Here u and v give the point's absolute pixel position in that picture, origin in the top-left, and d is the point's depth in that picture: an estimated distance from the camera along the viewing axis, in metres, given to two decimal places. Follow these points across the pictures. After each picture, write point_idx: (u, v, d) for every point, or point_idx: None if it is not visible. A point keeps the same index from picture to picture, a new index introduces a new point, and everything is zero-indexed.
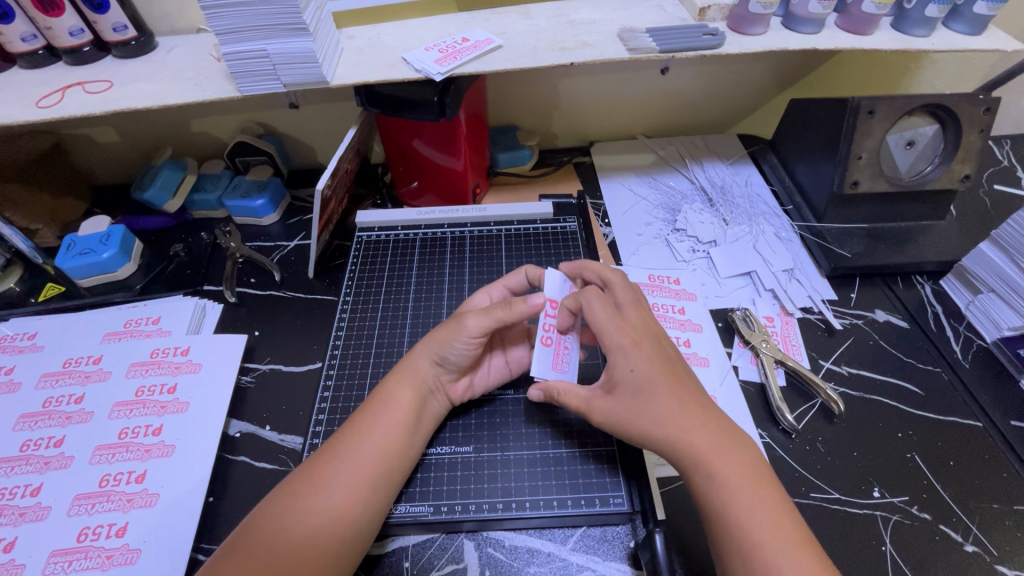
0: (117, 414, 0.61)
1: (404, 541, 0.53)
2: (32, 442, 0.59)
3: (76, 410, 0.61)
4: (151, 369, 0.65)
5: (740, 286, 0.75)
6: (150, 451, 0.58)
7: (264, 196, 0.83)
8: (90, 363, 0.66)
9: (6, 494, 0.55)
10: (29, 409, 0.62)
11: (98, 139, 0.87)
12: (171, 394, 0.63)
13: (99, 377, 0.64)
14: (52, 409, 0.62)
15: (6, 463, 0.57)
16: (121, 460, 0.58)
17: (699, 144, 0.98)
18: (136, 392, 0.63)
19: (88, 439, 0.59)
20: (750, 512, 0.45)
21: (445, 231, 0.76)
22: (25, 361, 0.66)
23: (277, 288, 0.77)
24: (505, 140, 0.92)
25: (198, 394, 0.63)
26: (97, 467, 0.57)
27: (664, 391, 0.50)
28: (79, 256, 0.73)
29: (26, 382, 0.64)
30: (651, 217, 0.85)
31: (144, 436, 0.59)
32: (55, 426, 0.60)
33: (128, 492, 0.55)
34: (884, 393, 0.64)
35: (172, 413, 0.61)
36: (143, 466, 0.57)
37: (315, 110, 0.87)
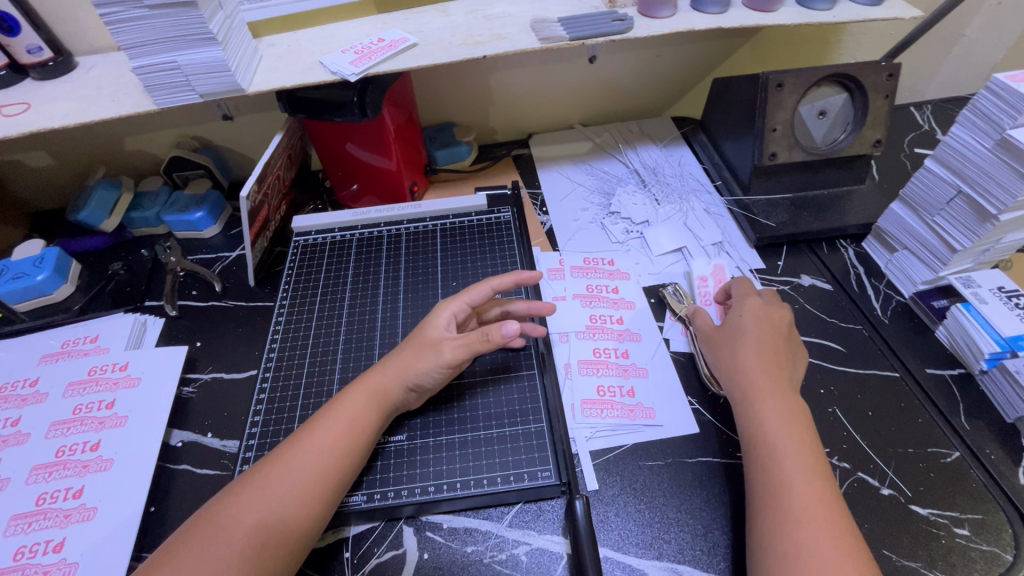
0: (54, 434, 0.61)
1: (343, 532, 0.54)
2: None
3: (12, 433, 0.61)
4: (89, 386, 0.65)
5: (672, 262, 0.77)
6: (88, 467, 0.59)
7: (202, 208, 0.84)
8: (27, 386, 0.65)
9: None
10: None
11: (30, 164, 0.87)
12: (109, 409, 0.63)
13: (36, 399, 0.64)
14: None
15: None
16: (59, 478, 0.58)
17: (634, 129, 1.00)
18: (73, 410, 0.63)
19: (24, 461, 0.59)
20: (780, 436, 0.50)
21: (382, 229, 0.77)
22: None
23: (219, 299, 0.77)
24: (442, 137, 0.93)
25: (137, 407, 0.63)
26: (34, 486, 0.57)
27: (763, 338, 0.57)
28: (14, 280, 0.73)
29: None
30: (587, 202, 0.87)
31: (82, 453, 0.60)
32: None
33: (65, 508, 0.56)
34: (808, 352, 0.66)
35: (110, 428, 0.62)
36: (81, 482, 0.57)
37: (249, 120, 0.88)
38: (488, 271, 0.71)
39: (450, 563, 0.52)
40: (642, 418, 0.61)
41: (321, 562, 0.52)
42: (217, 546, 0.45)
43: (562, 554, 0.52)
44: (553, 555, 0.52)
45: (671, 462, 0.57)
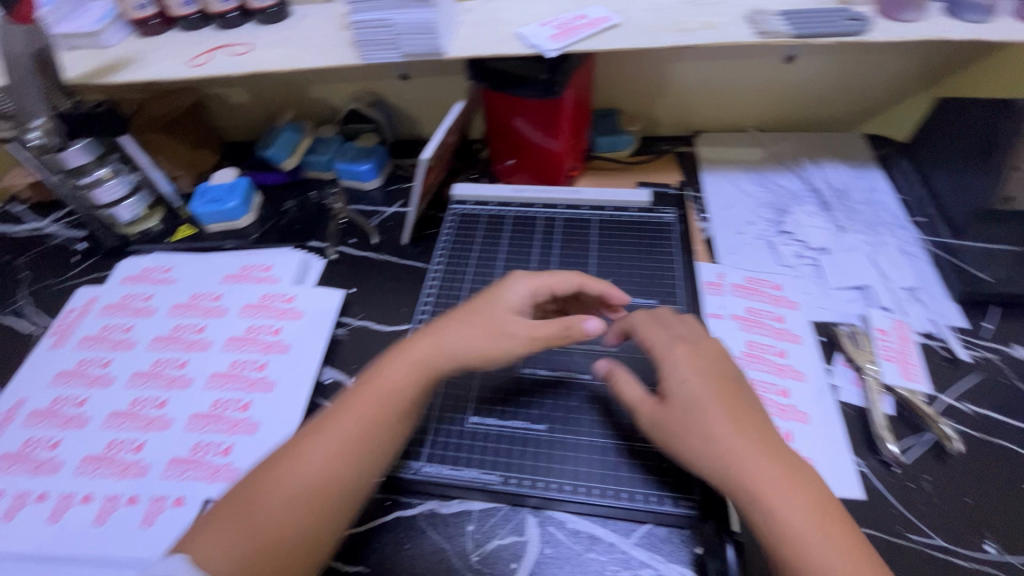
0: (231, 348, 0.68)
1: (470, 504, 0.55)
2: (161, 360, 0.67)
3: (198, 339, 0.69)
4: (260, 311, 0.71)
5: (850, 300, 0.68)
6: (254, 385, 0.64)
7: (369, 161, 0.88)
8: (211, 300, 0.73)
9: (141, 402, 0.63)
10: (161, 333, 0.70)
11: (232, 99, 0.96)
12: (276, 336, 0.69)
13: (219, 313, 0.72)
14: (179, 335, 0.70)
15: (141, 376, 0.66)
16: (231, 389, 0.64)
17: (819, 141, 0.89)
18: (247, 330, 0.69)
19: (205, 367, 0.66)
20: (819, 550, 0.42)
21: (538, 211, 0.76)
22: (162, 290, 0.75)
23: (373, 250, 0.81)
24: (606, 123, 0.89)
25: (299, 339, 0.68)
26: (211, 391, 0.64)
27: (714, 420, 0.47)
28: (209, 203, 0.81)
29: (161, 309, 0.73)
30: (755, 215, 0.79)
31: (251, 371, 0.65)
32: (180, 350, 0.68)
33: (235, 418, 0.62)
34: (1015, 440, 0.56)
35: (275, 353, 0.67)
36: (248, 397, 0.63)
37: (424, 82, 0.90)
38: (642, 272, 0.67)
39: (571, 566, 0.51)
40: None
41: (447, 528, 0.54)
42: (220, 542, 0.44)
43: None
44: None
45: None
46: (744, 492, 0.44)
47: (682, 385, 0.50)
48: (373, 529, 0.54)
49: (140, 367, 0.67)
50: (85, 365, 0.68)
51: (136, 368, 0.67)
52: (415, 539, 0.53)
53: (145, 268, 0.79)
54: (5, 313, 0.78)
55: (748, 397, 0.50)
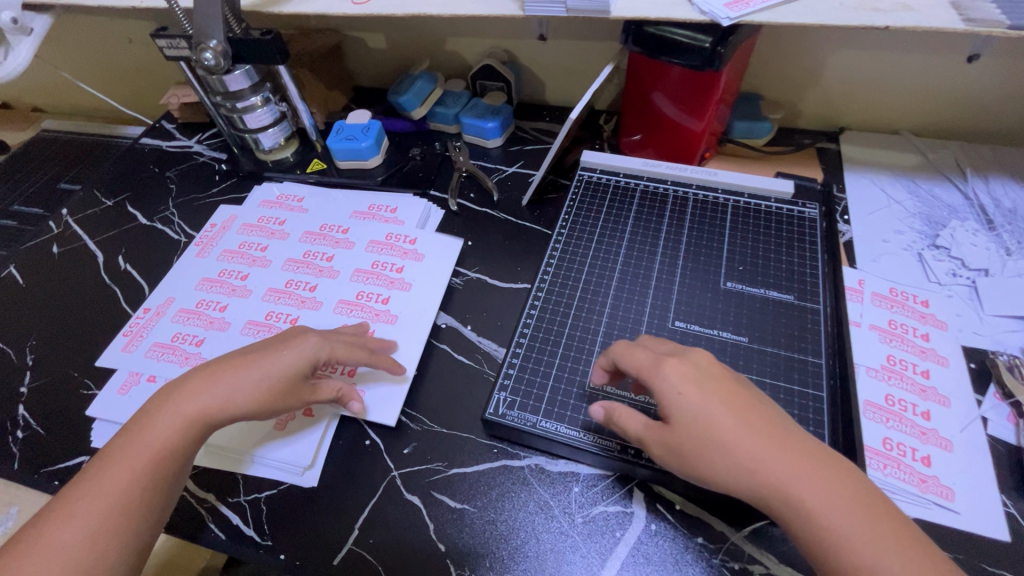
0: (357, 278, 0.71)
1: (578, 468, 0.55)
2: (294, 281, 0.72)
3: (327, 266, 0.73)
4: (384, 249, 0.74)
5: (1009, 330, 0.62)
6: (394, 283, 0.70)
7: (496, 119, 0.88)
8: (339, 230, 0.77)
9: (275, 316, 0.68)
10: (294, 256, 0.75)
11: (369, 44, 0.98)
12: (399, 274, 0.71)
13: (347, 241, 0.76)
14: (310, 260, 0.74)
15: (275, 292, 0.71)
16: (357, 316, 0.67)
17: (986, 154, 0.80)
18: (372, 264, 0.72)
19: (334, 292, 0.70)
20: (862, 542, 0.40)
21: (669, 187, 0.74)
22: (295, 215, 0.80)
23: (492, 207, 0.82)
24: (746, 108, 0.85)
25: (420, 278, 0.71)
26: (338, 316, 0.67)
27: (734, 433, 0.44)
28: (345, 140, 0.84)
29: (294, 233, 0.77)
30: (904, 225, 0.73)
31: (390, 271, 0.72)
32: (310, 274, 0.72)
33: (377, 308, 0.68)
34: None
35: (397, 289, 0.70)
36: (373, 325, 0.66)
37: (561, 45, 0.88)
38: (780, 266, 0.64)
39: (677, 547, 0.50)
40: (936, 495, 0.51)
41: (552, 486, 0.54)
42: (134, 452, 0.49)
43: None
44: None
45: (963, 560, 0.48)
46: (796, 497, 0.42)
47: (679, 399, 0.46)
48: (480, 473, 0.56)
49: (275, 284, 0.72)
50: (225, 275, 0.73)
51: (271, 285, 0.71)
52: (521, 491, 0.54)
53: (278, 195, 0.84)
54: (155, 219, 0.85)
55: (758, 403, 0.47)
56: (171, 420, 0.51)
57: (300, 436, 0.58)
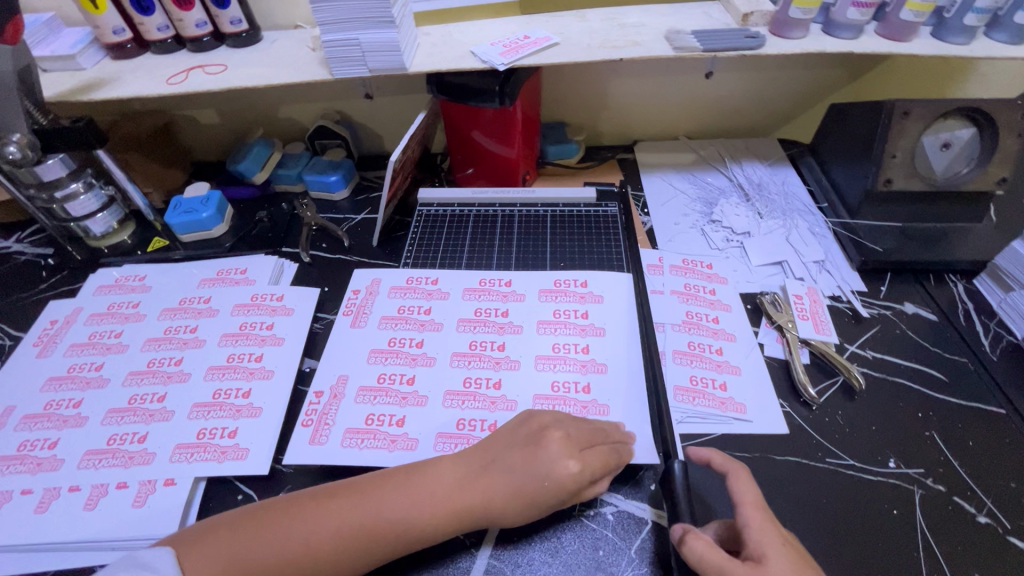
0: (546, 299, 0.73)
1: None
2: (397, 340, 0.69)
3: (428, 320, 0.71)
4: (561, 295, 0.73)
5: (771, 274, 0.79)
6: (586, 330, 0.69)
7: (337, 173, 0.94)
8: (432, 287, 0.75)
9: (139, 399, 0.65)
10: (464, 316, 0.71)
11: (201, 120, 1.00)
12: (428, 315, 0.72)
13: (469, 305, 0.73)
14: (407, 315, 0.72)
15: (380, 353, 0.68)
16: (471, 408, 0.62)
17: (740, 145, 1.02)
18: (476, 312, 0.72)
19: (610, 350, 0.67)
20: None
21: (497, 209, 0.87)
22: (371, 288, 0.76)
23: (344, 253, 0.86)
24: (555, 134, 0.99)
25: (610, 321, 0.70)
26: (545, 373, 0.65)
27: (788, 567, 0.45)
28: (184, 214, 0.85)
29: (381, 290, 0.76)
30: (688, 209, 0.90)
31: (576, 317, 0.70)
32: (412, 329, 0.70)
33: (581, 399, 0.62)
34: (906, 376, 0.66)
35: (593, 336, 0.68)
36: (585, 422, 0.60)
37: (387, 100, 0.98)
38: (593, 255, 0.79)
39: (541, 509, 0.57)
40: (733, 411, 0.63)
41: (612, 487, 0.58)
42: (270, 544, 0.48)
43: (646, 519, 0.56)
44: (638, 520, 0.56)
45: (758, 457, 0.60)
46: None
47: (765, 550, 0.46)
48: None
49: (377, 344, 0.69)
50: (330, 379, 0.66)
51: (349, 373, 0.66)
52: None
53: (117, 278, 0.81)
54: None
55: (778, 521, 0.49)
56: (337, 523, 0.49)
57: (165, 507, 0.56)
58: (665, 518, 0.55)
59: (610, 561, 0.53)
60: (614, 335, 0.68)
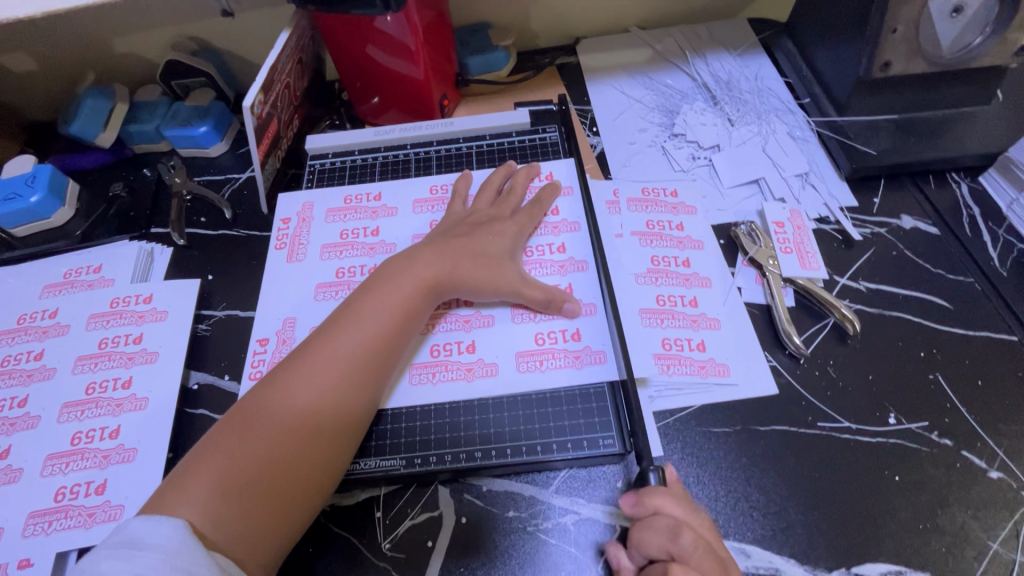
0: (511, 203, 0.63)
1: (377, 490, 0.50)
2: (346, 268, 0.61)
3: (378, 242, 0.63)
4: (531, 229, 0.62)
5: (746, 197, 0.65)
6: (566, 267, 0.59)
7: (205, 121, 0.74)
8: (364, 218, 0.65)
9: None
10: (420, 230, 0.63)
11: (12, 68, 0.76)
12: (377, 236, 0.64)
13: (424, 218, 0.65)
14: (353, 239, 0.63)
15: (330, 285, 0.60)
16: (445, 332, 0.55)
17: (702, 33, 0.82)
18: (430, 225, 0.64)
19: (589, 245, 0.60)
20: None
21: (409, 151, 0.70)
22: (304, 214, 0.66)
23: (229, 227, 0.69)
24: (475, 40, 0.79)
25: (584, 213, 0.63)
26: (525, 326, 0.55)
27: None
28: (5, 201, 0.65)
29: (316, 215, 0.66)
30: (645, 121, 0.73)
31: (552, 254, 0.60)
32: (362, 255, 0.62)
33: (571, 349, 0.53)
34: (904, 308, 0.56)
35: (574, 272, 0.58)
36: (574, 325, 0.55)
37: (251, 16, 0.75)
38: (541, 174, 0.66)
39: (491, 529, 0.48)
40: (714, 376, 0.53)
41: (540, 395, 0.52)
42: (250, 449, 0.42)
43: (614, 525, 0.47)
44: (605, 527, 0.47)
45: (740, 430, 0.51)
46: None
47: None
48: None
49: (323, 276, 0.61)
50: (276, 323, 0.58)
51: (296, 314, 0.58)
52: (320, 543, 0.48)
53: None
54: None
55: None
56: (282, 411, 0.44)
57: None
58: None
59: None
60: (587, 229, 0.61)
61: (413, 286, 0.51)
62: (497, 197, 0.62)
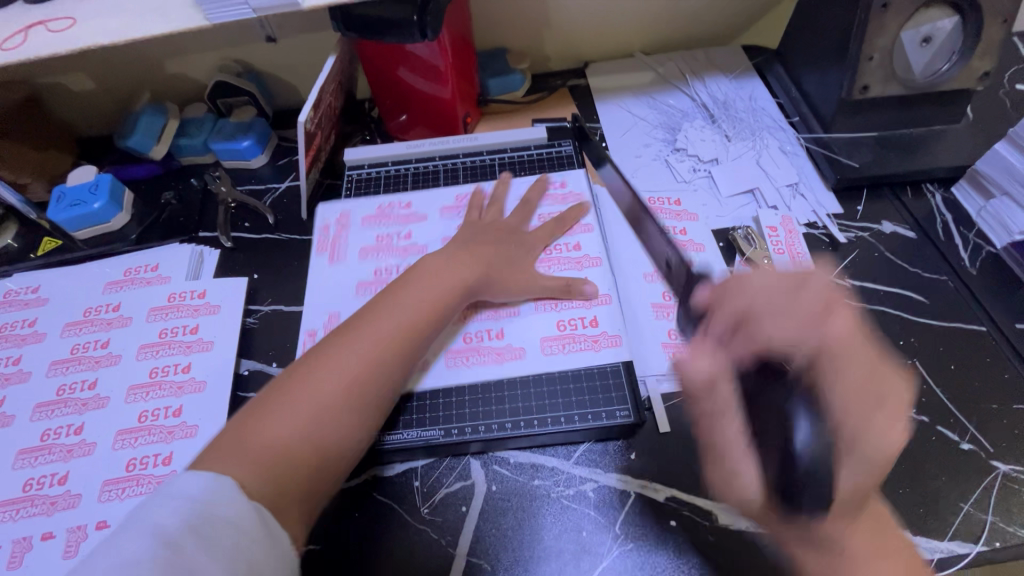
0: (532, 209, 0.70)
1: (414, 462, 0.56)
2: (382, 267, 0.68)
3: (410, 244, 0.70)
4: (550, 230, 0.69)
5: (743, 204, 0.72)
6: (582, 263, 0.65)
7: (249, 136, 0.81)
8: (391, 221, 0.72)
9: (52, 433, 0.57)
10: (449, 233, 0.70)
11: (73, 87, 0.83)
12: (409, 240, 0.70)
13: (452, 222, 0.71)
14: (388, 241, 0.70)
15: (369, 282, 0.66)
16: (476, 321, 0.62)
17: (701, 58, 0.90)
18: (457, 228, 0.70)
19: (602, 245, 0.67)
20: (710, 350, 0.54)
21: (437, 162, 0.77)
22: (343, 219, 0.72)
23: (272, 231, 0.76)
24: (494, 64, 0.87)
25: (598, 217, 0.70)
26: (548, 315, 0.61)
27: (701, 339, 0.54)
28: (70, 207, 0.72)
29: (352, 221, 0.72)
30: (650, 137, 0.81)
31: (570, 251, 0.66)
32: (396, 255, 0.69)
33: (590, 334, 0.60)
34: (886, 303, 0.63)
35: (590, 267, 0.65)
36: (591, 313, 0.61)
37: (293, 42, 0.82)
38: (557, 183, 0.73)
39: (518, 495, 0.53)
40: None
41: (562, 374, 0.58)
42: (293, 415, 0.46)
43: (629, 491, 0.53)
44: (620, 493, 0.53)
45: None
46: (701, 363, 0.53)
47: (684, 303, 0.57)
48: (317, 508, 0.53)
49: (362, 275, 0.67)
50: (321, 316, 0.64)
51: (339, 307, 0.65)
52: (366, 508, 0.53)
53: (9, 291, 0.70)
54: None
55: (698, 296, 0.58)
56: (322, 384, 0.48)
57: None
58: (647, 489, 0.53)
59: (594, 541, 0.50)
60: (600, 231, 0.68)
61: (448, 280, 0.58)
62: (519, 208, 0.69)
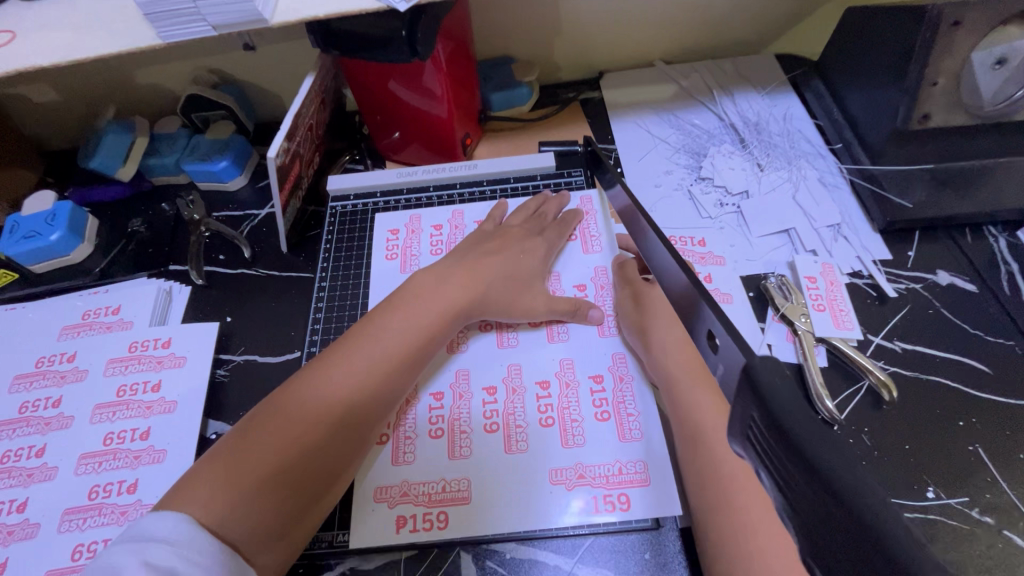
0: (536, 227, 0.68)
1: (396, 554, 0.50)
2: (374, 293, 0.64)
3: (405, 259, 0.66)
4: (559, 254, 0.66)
5: (776, 246, 0.64)
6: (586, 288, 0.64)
7: (225, 156, 0.73)
8: (403, 237, 0.68)
9: None
10: None
11: (34, 98, 0.76)
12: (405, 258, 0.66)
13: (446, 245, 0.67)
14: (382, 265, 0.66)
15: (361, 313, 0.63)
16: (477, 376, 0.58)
17: (729, 69, 0.81)
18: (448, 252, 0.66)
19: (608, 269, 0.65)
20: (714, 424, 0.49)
21: (432, 193, 0.71)
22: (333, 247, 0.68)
23: (247, 266, 0.68)
24: (498, 75, 0.78)
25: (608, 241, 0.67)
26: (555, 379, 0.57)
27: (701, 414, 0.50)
28: (24, 240, 0.65)
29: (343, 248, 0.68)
30: (671, 163, 0.72)
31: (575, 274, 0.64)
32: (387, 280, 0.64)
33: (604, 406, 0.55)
34: (942, 372, 0.54)
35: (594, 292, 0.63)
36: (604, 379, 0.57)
37: (273, 50, 0.74)
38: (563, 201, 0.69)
39: None
40: None
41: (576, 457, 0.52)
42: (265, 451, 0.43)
43: None
44: None
45: None
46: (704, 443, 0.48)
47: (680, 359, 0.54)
48: None
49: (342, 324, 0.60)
50: None
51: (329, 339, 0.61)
52: None
53: None
54: None
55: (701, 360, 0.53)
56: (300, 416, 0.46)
57: None
58: None
59: None
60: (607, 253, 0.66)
61: None
62: (530, 218, 0.66)
